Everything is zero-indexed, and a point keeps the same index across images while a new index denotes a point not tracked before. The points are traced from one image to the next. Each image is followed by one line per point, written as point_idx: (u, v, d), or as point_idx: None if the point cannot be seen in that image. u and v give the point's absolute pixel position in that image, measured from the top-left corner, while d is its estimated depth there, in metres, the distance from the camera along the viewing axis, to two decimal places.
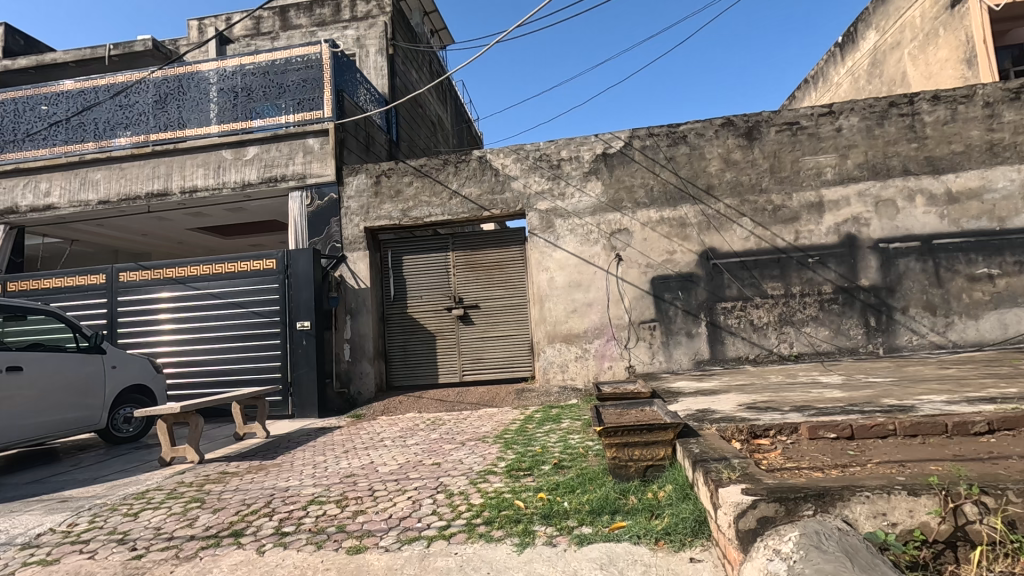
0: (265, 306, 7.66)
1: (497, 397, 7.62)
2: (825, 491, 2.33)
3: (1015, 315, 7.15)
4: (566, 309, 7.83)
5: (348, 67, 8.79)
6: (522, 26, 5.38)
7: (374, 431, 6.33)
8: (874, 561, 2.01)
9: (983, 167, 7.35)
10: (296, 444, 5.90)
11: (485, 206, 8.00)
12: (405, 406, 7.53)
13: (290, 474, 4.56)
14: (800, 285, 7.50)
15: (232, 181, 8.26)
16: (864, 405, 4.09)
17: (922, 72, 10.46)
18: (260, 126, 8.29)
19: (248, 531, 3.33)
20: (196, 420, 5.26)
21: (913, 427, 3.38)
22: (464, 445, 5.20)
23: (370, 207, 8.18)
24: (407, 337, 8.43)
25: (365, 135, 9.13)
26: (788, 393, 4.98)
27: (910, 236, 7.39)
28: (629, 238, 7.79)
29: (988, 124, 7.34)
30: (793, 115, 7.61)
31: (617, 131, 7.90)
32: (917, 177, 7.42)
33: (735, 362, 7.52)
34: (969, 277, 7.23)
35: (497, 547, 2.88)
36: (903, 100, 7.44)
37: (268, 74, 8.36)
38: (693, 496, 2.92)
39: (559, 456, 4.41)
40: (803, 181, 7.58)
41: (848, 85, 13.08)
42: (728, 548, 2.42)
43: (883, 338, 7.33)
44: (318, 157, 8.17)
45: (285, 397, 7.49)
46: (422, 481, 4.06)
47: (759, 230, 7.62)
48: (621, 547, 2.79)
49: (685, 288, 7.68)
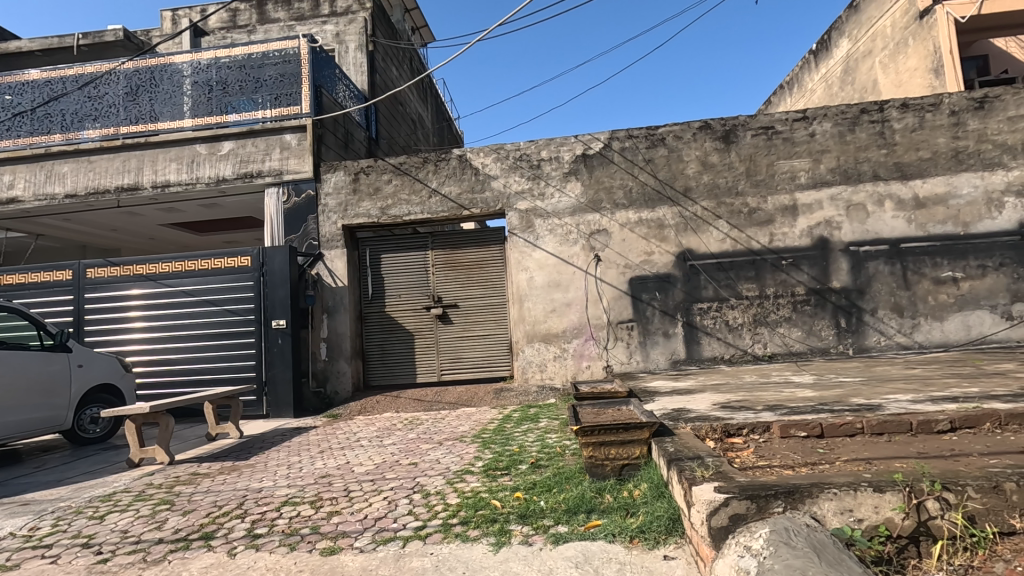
0: (240, 304, 7.52)
1: (475, 396, 7.61)
2: (795, 489, 2.38)
3: (978, 317, 7.39)
4: (545, 309, 7.85)
5: (327, 63, 8.66)
6: (502, 24, 5.37)
7: (350, 431, 6.27)
8: (841, 556, 2.06)
9: (949, 174, 7.58)
10: (270, 444, 5.80)
11: (464, 206, 7.98)
12: (383, 405, 7.48)
13: (263, 474, 4.49)
14: (774, 287, 7.65)
15: (206, 176, 8.08)
16: (834, 404, 4.20)
17: (892, 80, 10.74)
18: (235, 120, 8.13)
19: (219, 533, 3.26)
20: (166, 420, 5.14)
21: (879, 425, 3.48)
22: (441, 444, 5.18)
23: (348, 205, 8.09)
24: (385, 336, 8.36)
25: (344, 132, 9.03)
26: (762, 393, 5.08)
27: (879, 240, 7.59)
28: (608, 239, 7.85)
29: (954, 132, 7.58)
30: (768, 120, 7.76)
31: (597, 133, 7.95)
32: (886, 182, 7.62)
33: (711, 362, 7.64)
34: (935, 280, 7.46)
35: (473, 546, 2.88)
36: (873, 107, 7.64)
37: (244, 68, 8.21)
38: (667, 495, 2.96)
39: (537, 455, 4.42)
40: (778, 185, 7.73)
41: (822, 91, 13.37)
42: (701, 545, 2.46)
43: (853, 339, 7.51)
44: (295, 153, 8.05)
45: (260, 396, 7.37)
46: (398, 481, 4.03)
47: (735, 233, 7.75)
48: (597, 546, 2.81)
49: (662, 289, 7.76)
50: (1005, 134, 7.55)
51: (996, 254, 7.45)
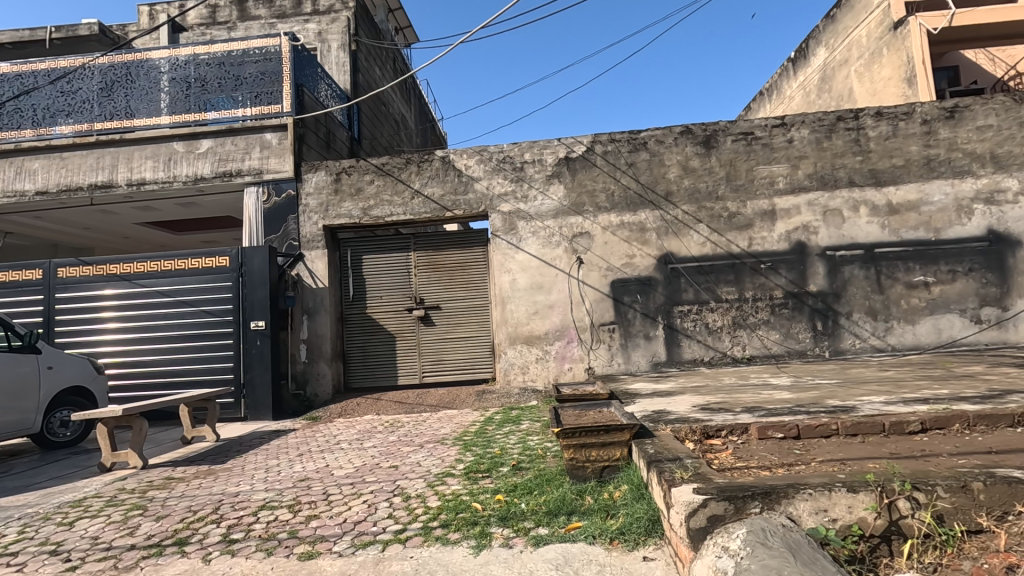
0: (217, 305, 7.40)
1: (457, 399, 7.57)
2: (771, 490, 2.42)
3: (948, 320, 7.59)
4: (528, 311, 7.87)
5: (309, 61, 8.56)
6: (486, 26, 5.38)
7: (330, 433, 6.20)
8: (816, 556, 2.09)
9: (920, 181, 7.78)
10: (248, 447, 5.71)
11: (447, 207, 7.96)
12: (363, 408, 7.42)
13: (241, 478, 4.42)
14: (753, 290, 7.76)
15: (183, 175, 7.94)
16: (811, 406, 4.27)
17: (867, 89, 10.97)
18: (214, 118, 8.00)
19: (194, 539, 3.20)
20: (140, 423, 5.03)
21: (853, 426, 3.55)
22: (423, 447, 5.15)
23: (329, 205, 8.01)
24: (366, 337, 8.28)
25: (325, 131, 8.95)
26: (740, 395, 5.14)
27: (854, 245, 7.75)
28: (590, 242, 7.90)
29: (926, 140, 7.78)
30: (748, 125, 7.88)
31: (580, 136, 7.99)
32: (862, 189, 7.79)
33: (691, 364, 7.72)
34: (907, 284, 7.65)
35: (453, 550, 2.87)
36: (849, 115, 7.81)
37: (224, 65, 8.09)
38: (647, 496, 2.98)
39: (518, 458, 4.41)
40: (757, 190, 7.85)
41: (800, 98, 13.62)
42: (680, 546, 2.49)
43: (829, 342, 7.66)
44: (275, 152, 7.95)
45: (237, 398, 7.24)
46: (378, 484, 4.00)
47: (715, 237, 7.85)
48: (577, 547, 2.82)
49: (643, 291, 7.83)
50: (974, 142, 7.77)
51: (965, 260, 7.65)
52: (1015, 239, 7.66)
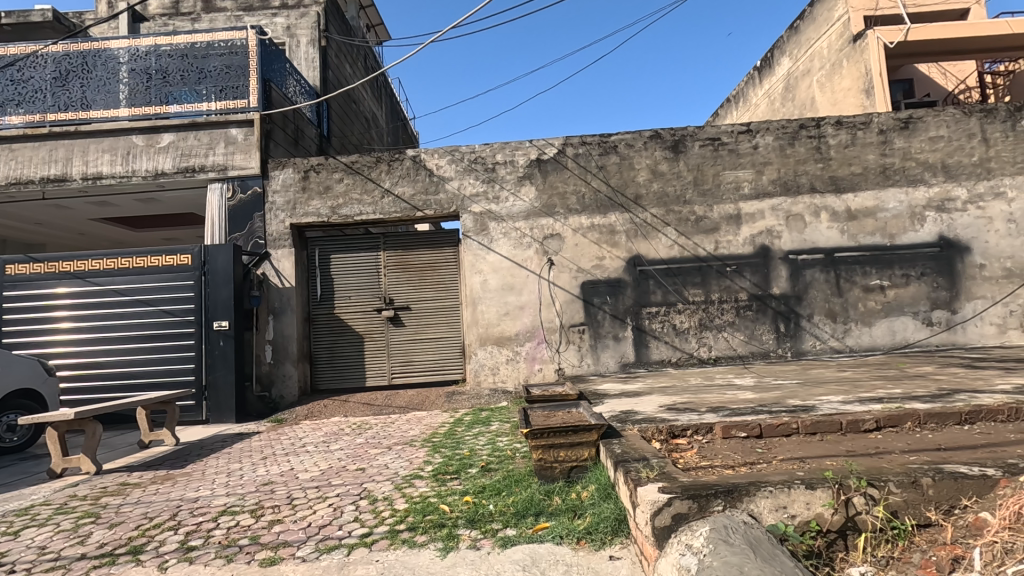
0: (177, 305, 7.17)
1: (426, 400, 7.52)
2: (734, 487, 2.47)
3: (902, 323, 7.91)
4: (498, 312, 7.86)
5: (277, 56, 8.37)
6: (458, 24, 5.30)
7: (296, 436, 6.07)
8: (775, 551, 2.15)
9: (877, 189, 8.08)
10: (208, 451, 5.55)
11: (418, 207, 7.90)
12: (331, 410, 7.30)
13: (201, 483, 4.29)
14: (719, 292, 7.94)
15: (143, 169, 7.67)
16: (773, 406, 4.39)
17: (828, 99, 11.34)
18: (177, 112, 7.77)
19: (149, 547, 3.08)
20: (94, 427, 4.84)
21: (813, 425, 3.66)
22: (391, 449, 5.09)
23: (296, 203, 7.86)
24: (334, 338, 8.15)
25: (293, 128, 8.78)
26: (705, 395, 5.25)
27: (815, 249, 7.99)
28: (561, 244, 7.94)
29: (882, 149, 8.09)
30: (715, 131, 8.06)
31: (551, 138, 8.04)
32: (823, 195, 8.05)
33: (659, 364, 7.84)
34: (864, 287, 7.93)
35: (420, 553, 2.84)
36: (811, 123, 8.06)
37: (188, 58, 7.84)
38: (614, 495, 3.01)
39: (487, 459, 4.41)
40: (723, 195, 8.03)
41: (765, 106, 14.01)
42: (645, 545, 2.52)
43: (791, 343, 7.89)
44: (241, 148, 7.76)
45: (198, 401, 7.03)
46: (345, 487, 3.93)
47: (682, 240, 8.00)
48: (544, 548, 2.83)
49: (613, 293, 7.92)
50: (927, 152, 8.11)
51: (918, 265, 7.98)
52: (964, 245, 8.03)
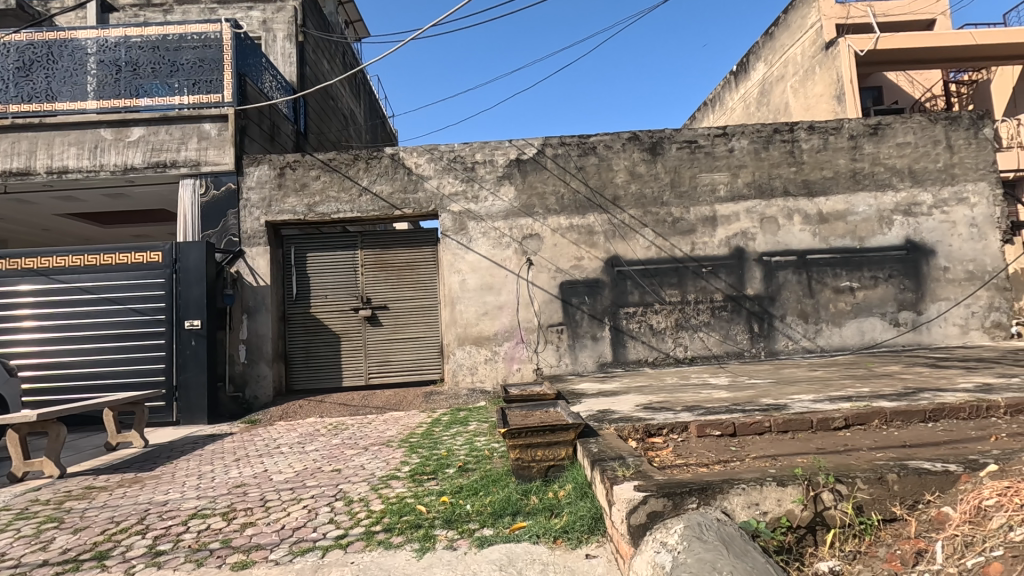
0: (147, 304, 6.99)
1: (404, 400, 7.47)
2: (707, 486, 2.51)
3: (871, 323, 8.13)
4: (477, 312, 7.85)
5: (252, 50, 8.21)
6: (437, 24, 5.26)
7: (270, 437, 5.97)
8: (747, 547, 2.18)
9: (848, 193, 8.29)
10: (179, 453, 5.42)
11: (396, 205, 7.84)
12: (306, 411, 7.20)
13: (170, 486, 4.19)
14: (695, 293, 8.05)
15: (111, 164, 7.46)
16: (746, 405, 4.46)
17: (801, 104, 11.59)
18: (147, 105, 7.57)
19: (116, 552, 3.00)
20: (58, 430, 4.70)
21: (784, 424, 3.74)
22: (367, 449, 5.04)
23: (272, 201, 7.74)
24: (310, 338, 8.03)
25: (269, 124, 8.63)
26: (681, 394, 5.32)
27: (788, 251, 8.16)
28: (539, 244, 7.96)
29: (852, 154, 8.30)
30: (692, 134, 8.17)
31: (531, 139, 8.06)
32: (795, 198, 8.22)
33: (636, 364, 7.91)
34: (835, 289, 8.13)
35: (396, 554, 2.82)
36: (784, 128, 8.23)
37: (159, 50, 7.64)
38: (590, 494, 3.03)
39: (464, 459, 4.40)
40: (700, 197, 8.14)
41: (740, 110, 14.27)
42: (621, 543, 2.54)
43: (764, 343, 8.04)
44: (214, 144, 7.60)
45: (169, 402, 6.86)
46: (320, 488, 3.88)
47: (660, 241, 8.09)
48: (521, 547, 2.83)
49: (591, 293, 7.97)
50: (895, 158, 8.35)
51: (886, 267, 8.21)
52: (929, 248, 8.29)
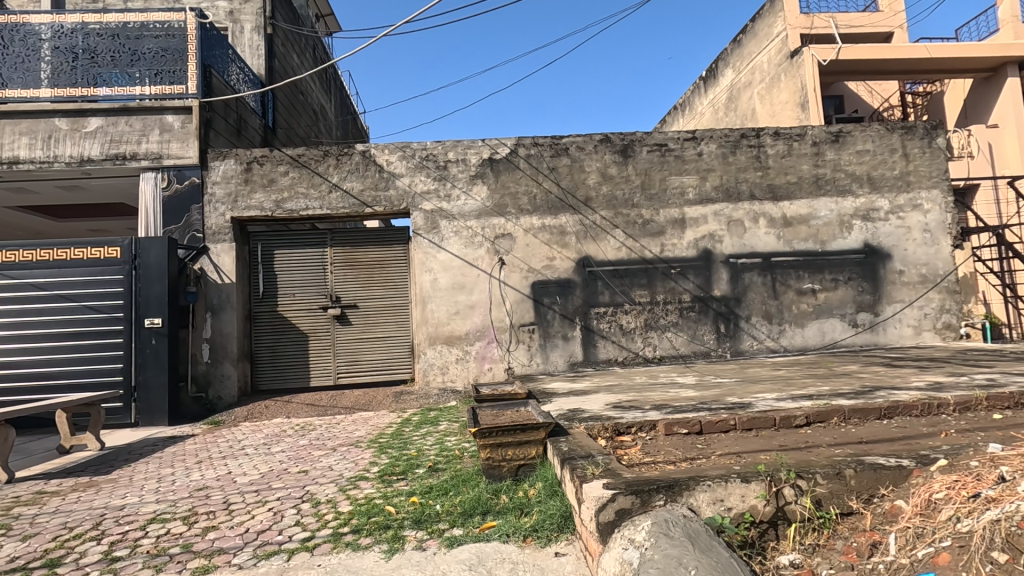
0: (104, 301, 6.73)
1: (373, 400, 7.38)
2: (674, 483, 2.55)
3: (831, 324, 8.40)
4: (448, 311, 7.81)
5: (218, 42, 7.98)
6: (410, 21, 5.21)
7: (234, 438, 5.83)
8: (712, 542, 2.23)
9: (811, 197, 8.55)
10: (138, 455, 5.24)
11: (366, 203, 7.74)
12: (272, 411, 7.06)
13: (128, 490, 4.04)
14: (664, 294, 8.18)
15: (67, 155, 7.16)
16: (712, 403, 4.56)
17: (767, 111, 11.89)
18: (106, 95, 7.28)
19: (69, 559, 2.88)
20: (6, 432, 4.49)
21: (748, 422, 3.83)
22: (335, 450, 4.96)
23: (238, 196, 7.56)
24: (276, 337, 7.87)
25: (235, 118, 8.41)
26: (650, 393, 5.40)
27: (754, 253, 8.37)
28: (511, 244, 7.98)
29: (815, 160, 8.57)
30: (662, 137, 8.30)
31: (503, 138, 8.07)
32: (761, 202, 8.44)
33: (606, 363, 8.00)
34: (798, 291, 8.38)
35: (364, 555, 2.78)
36: (751, 133, 8.44)
37: (119, 38, 7.34)
38: (560, 493, 3.06)
39: (434, 458, 4.38)
40: (669, 199, 8.28)
41: (709, 114, 14.58)
42: (590, 540, 2.56)
43: (730, 343, 8.23)
44: (177, 137, 7.37)
45: (127, 403, 6.62)
46: (286, 490, 3.80)
47: (630, 242, 8.19)
48: (490, 547, 2.83)
49: (562, 293, 8.02)
50: (855, 165, 8.65)
51: (846, 270, 8.50)
52: (886, 252, 8.62)
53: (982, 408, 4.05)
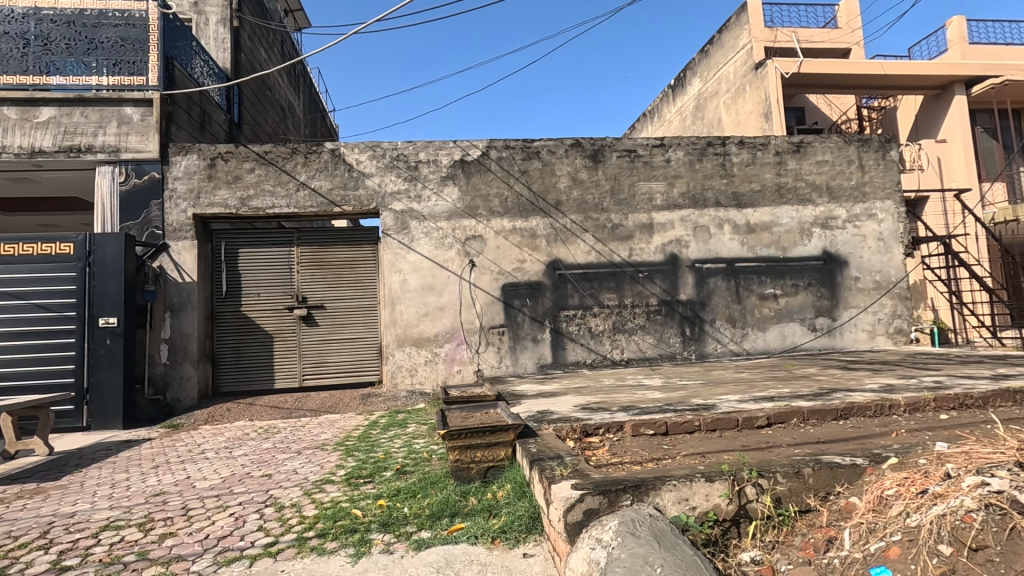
0: (55, 300, 6.42)
1: (340, 402, 7.26)
2: (641, 483, 2.59)
3: (792, 328, 8.68)
4: (417, 312, 7.75)
5: (182, 33, 7.74)
6: (382, 19, 5.18)
7: (193, 442, 5.64)
8: (677, 541, 2.27)
9: (773, 205, 8.82)
10: (90, 460, 5.03)
11: (335, 202, 7.62)
12: (234, 414, 6.87)
13: (79, 496, 3.87)
14: (632, 297, 8.31)
15: (16, 145, 6.82)
16: (678, 404, 4.67)
17: (732, 120, 12.24)
18: (60, 84, 6.97)
19: (13, 570, 2.74)
20: None
21: (712, 423, 3.92)
22: (300, 454, 4.86)
23: (201, 192, 7.37)
24: (239, 338, 7.66)
25: (199, 112, 8.18)
26: (617, 395, 5.48)
27: (718, 258, 8.58)
28: (482, 245, 7.98)
29: (778, 169, 8.85)
30: (631, 143, 8.44)
31: (475, 140, 8.07)
32: (725, 209, 8.66)
33: (575, 366, 8.07)
34: (760, 295, 8.63)
35: (330, 560, 2.74)
36: (717, 141, 8.65)
37: (75, 25, 7.02)
38: (529, 494, 3.07)
39: (402, 461, 4.33)
40: (637, 204, 8.42)
41: (677, 122, 14.90)
42: (557, 540, 2.59)
43: (695, 346, 8.41)
44: (137, 130, 7.13)
45: (79, 406, 6.34)
46: (248, 495, 3.70)
47: (599, 246, 8.29)
48: (459, 549, 2.82)
49: (532, 296, 8.06)
50: (815, 174, 8.97)
51: (806, 276, 8.80)
52: (843, 259, 8.95)
53: (930, 408, 4.25)
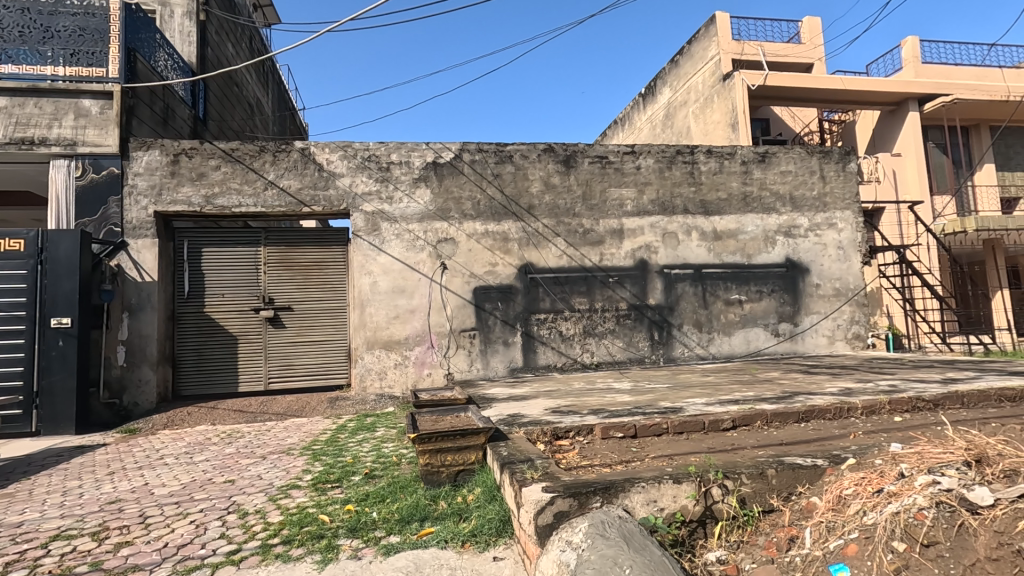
0: (3, 299, 6.11)
1: (307, 406, 7.11)
2: (611, 485, 2.62)
3: (755, 333, 8.92)
4: (387, 315, 7.66)
5: (145, 25, 7.50)
6: (355, 19, 5.12)
7: (151, 447, 5.44)
8: (645, 541, 2.31)
9: (739, 213, 9.06)
10: (39, 467, 4.80)
11: (304, 202, 7.49)
12: (195, 418, 6.66)
13: (27, 505, 3.68)
14: (602, 301, 8.41)
15: None
16: (646, 408, 4.73)
17: (701, 129, 12.53)
18: (12, 73, 6.64)
19: None
20: None
21: (680, 425, 4.00)
22: (265, 458, 4.74)
23: (163, 189, 7.15)
24: (202, 340, 7.44)
25: (162, 106, 7.93)
26: (587, 398, 5.52)
27: (686, 264, 8.75)
28: (453, 248, 7.96)
29: (744, 178, 9.10)
30: (603, 150, 8.55)
31: (448, 143, 8.04)
32: (693, 216, 8.85)
33: (545, 369, 8.10)
34: (725, 301, 8.84)
35: (296, 566, 2.68)
36: (686, 150, 8.84)
37: (29, 12, 6.70)
38: (499, 498, 3.08)
39: (371, 465, 4.27)
40: (608, 210, 8.53)
41: (648, 130, 15.17)
42: (528, 543, 2.60)
43: (663, 350, 8.55)
44: (95, 123, 6.87)
45: (27, 410, 6.03)
46: (210, 502, 3.59)
47: (570, 251, 8.37)
48: (428, 553, 2.79)
49: (504, 299, 8.07)
50: (779, 184, 9.26)
51: (770, 282, 9.06)
52: (805, 266, 9.25)
53: (885, 411, 4.43)
